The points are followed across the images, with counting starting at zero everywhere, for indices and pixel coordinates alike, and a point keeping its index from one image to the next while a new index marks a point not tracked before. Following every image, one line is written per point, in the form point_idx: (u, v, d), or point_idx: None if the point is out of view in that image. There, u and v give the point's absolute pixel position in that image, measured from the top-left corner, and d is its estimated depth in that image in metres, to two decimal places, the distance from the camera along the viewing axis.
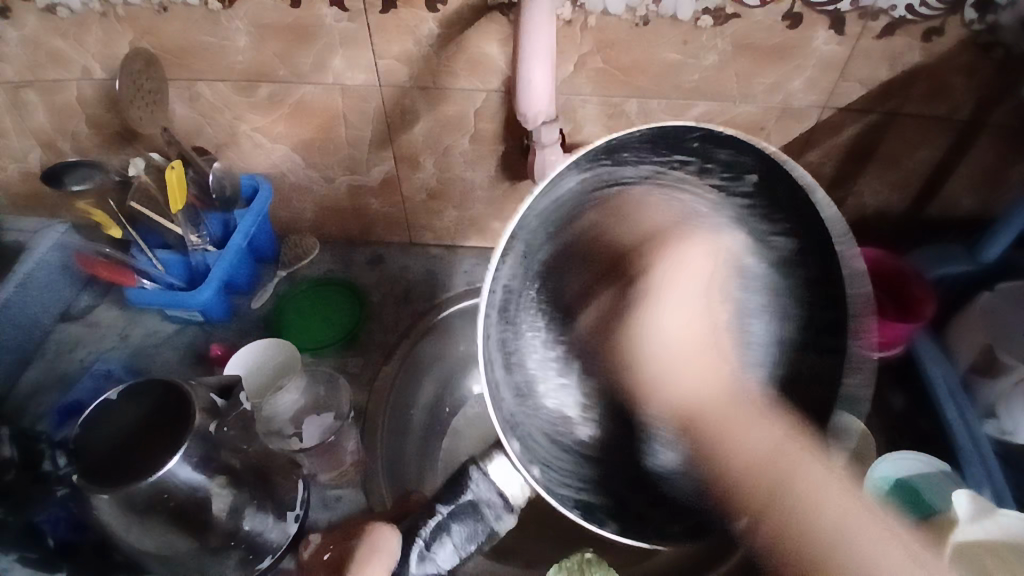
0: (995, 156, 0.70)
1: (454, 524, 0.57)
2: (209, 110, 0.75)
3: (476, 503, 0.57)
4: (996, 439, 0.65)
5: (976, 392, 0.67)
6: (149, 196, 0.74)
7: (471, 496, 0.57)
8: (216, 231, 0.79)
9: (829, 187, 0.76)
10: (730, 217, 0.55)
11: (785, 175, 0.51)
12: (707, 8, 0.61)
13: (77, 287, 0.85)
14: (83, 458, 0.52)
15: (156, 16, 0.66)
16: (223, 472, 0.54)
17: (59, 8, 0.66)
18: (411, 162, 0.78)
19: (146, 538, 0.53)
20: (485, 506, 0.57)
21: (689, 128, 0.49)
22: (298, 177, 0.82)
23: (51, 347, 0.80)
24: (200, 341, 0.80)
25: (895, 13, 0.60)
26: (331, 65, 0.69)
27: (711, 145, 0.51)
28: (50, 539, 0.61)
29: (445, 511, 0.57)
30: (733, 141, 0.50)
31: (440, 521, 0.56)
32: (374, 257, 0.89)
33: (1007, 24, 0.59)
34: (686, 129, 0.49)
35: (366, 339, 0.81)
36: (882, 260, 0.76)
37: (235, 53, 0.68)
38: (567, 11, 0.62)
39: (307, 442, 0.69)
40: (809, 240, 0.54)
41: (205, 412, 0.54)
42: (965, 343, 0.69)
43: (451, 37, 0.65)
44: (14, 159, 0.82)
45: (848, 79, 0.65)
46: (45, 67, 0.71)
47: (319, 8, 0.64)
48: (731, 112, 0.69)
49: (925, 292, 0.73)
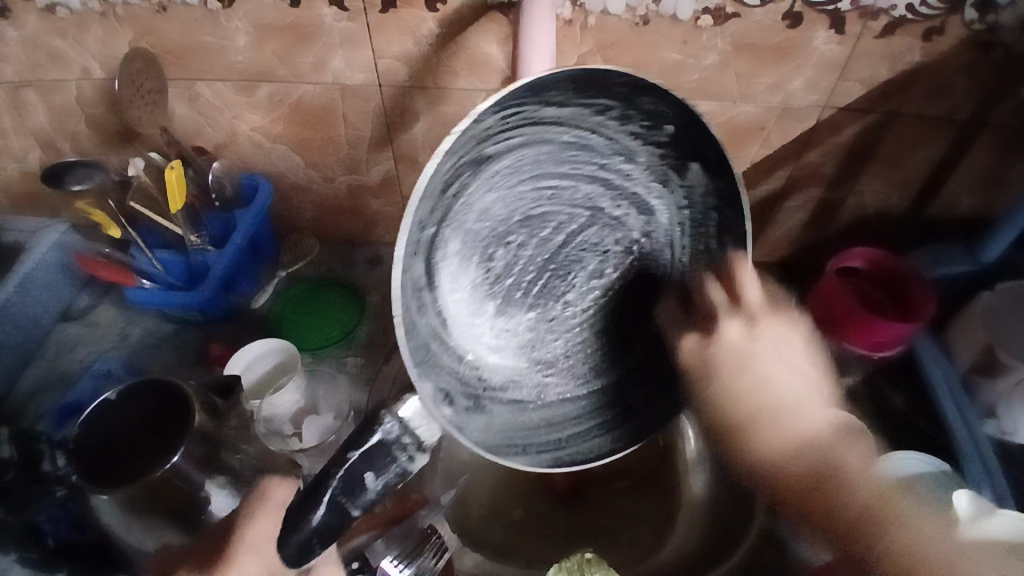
0: (996, 155, 0.69)
1: (367, 470, 0.50)
2: (208, 110, 0.75)
3: (386, 443, 0.51)
4: (996, 439, 0.66)
5: (976, 392, 0.67)
6: (149, 197, 0.75)
7: (381, 434, 0.51)
8: (217, 231, 0.78)
9: (829, 187, 0.76)
10: (641, 165, 0.55)
11: (700, 123, 0.51)
12: (708, 8, 0.61)
13: (76, 287, 0.85)
14: (82, 456, 0.53)
15: (155, 16, 0.66)
16: (223, 472, 0.54)
17: (59, 7, 0.66)
18: (412, 162, 0.78)
19: (146, 538, 0.54)
20: (394, 444, 0.51)
21: (620, 73, 0.46)
22: (298, 177, 0.82)
23: (51, 347, 0.80)
24: (199, 341, 0.80)
25: (895, 13, 0.60)
26: (331, 65, 0.69)
27: (637, 95, 0.48)
28: (50, 540, 0.61)
29: (354, 456, 0.50)
30: (659, 90, 0.48)
31: (351, 467, 0.50)
32: (374, 257, 0.89)
33: (1007, 24, 0.59)
34: (617, 74, 0.46)
35: (365, 338, 0.81)
36: (884, 260, 0.74)
37: (235, 53, 0.68)
38: (567, 11, 0.62)
39: (307, 441, 0.69)
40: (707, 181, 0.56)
41: (205, 411, 0.55)
42: (965, 344, 0.69)
43: (450, 36, 0.65)
44: (14, 159, 0.82)
45: (848, 78, 0.65)
46: (44, 67, 0.71)
47: (319, 7, 0.64)
48: (732, 112, 0.69)
49: (925, 292, 0.71)
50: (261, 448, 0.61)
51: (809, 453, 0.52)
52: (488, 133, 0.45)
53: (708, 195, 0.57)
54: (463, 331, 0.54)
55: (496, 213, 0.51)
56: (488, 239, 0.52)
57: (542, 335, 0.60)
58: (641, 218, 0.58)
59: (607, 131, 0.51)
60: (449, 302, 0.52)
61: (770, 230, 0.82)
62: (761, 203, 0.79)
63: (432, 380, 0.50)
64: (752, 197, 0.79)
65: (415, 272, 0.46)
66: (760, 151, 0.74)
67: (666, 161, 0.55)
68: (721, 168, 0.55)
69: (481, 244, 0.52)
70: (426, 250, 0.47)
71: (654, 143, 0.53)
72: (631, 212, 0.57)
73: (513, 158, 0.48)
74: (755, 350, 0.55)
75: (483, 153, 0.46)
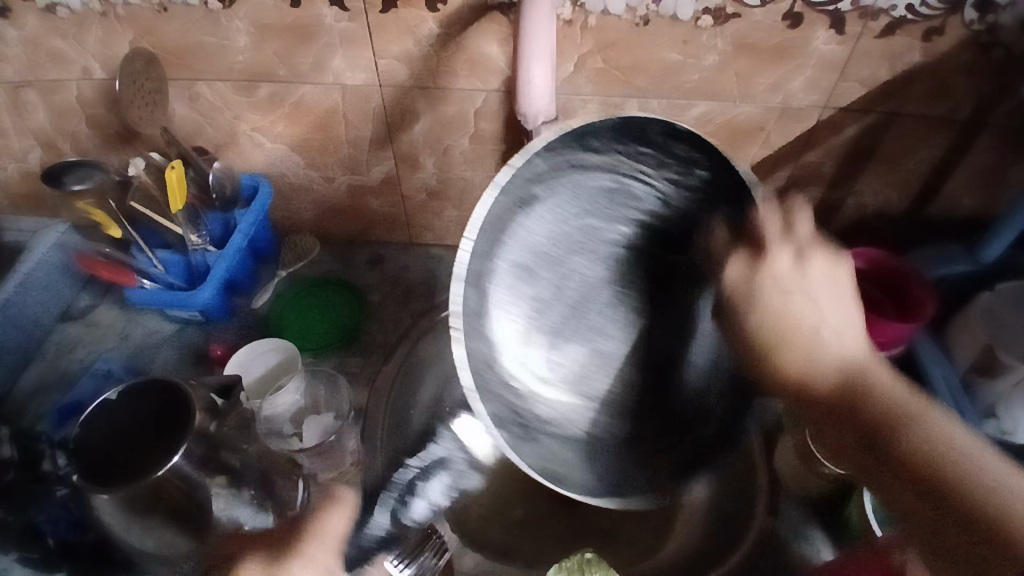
0: (996, 155, 0.69)
1: (416, 496, 0.65)
2: (209, 110, 0.75)
3: (444, 459, 0.69)
4: (995, 439, 0.66)
5: (975, 392, 0.67)
6: (148, 196, 0.75)
7: (440, 453, 0.69)
8: (216, 232, 0.79)
9: (829, 188, 0.76)
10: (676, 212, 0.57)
11: (737, 173, 0.54)
12: (707, 8, 0.61)
13: (76, 287, 0.85)
14: (83, 456, 0.52)
15: (155, 16, 0.66)
16: (223, 472, 0.55)
17: (59, 8, 0.66)
18: (412, 162, 0.78)
19: (146, 537, 0.54)
20: (450, 462, 0.69)
21: (653, 121, 0.52)
22: (298, 177, 0.82)
23: (51, 347, 0.80)
24: (199, 340, 0.80)
25: (895, 13, 0.60)
26: (331, 65, 0.69)
27: (674, 141, 0.53)
28: (50, 540, 0.60)
29: (416, 463, 0.67)
30: (692, 137, 0.53)
31: (414, 472, 0.66)
32: (374, 257, 0.89)
33: (1007, 24, 0.59)
34: (650, 121, 0.52)
35: (366, 338, 0.81)
36: (884, 260, 0.74)
37: (235, 53, 0.68)
38: (567, 11, 0.62)
39: (308, 441, 0.69)
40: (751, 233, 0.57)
41: (205, 412, 0.55)
42: (964, 344, 0.69)
43: (451, 37, 0.65)
44: (14, 159, 0.82)
45: (847, 79, 0.65)
46: (45, 67, 0.71)
47: (319, 8, 0.64)
48: (731, 112, 0.70)
49: (925, 291, 0.71)
50: (261, 448, 0.61)
51: (840, 376, 0.48)
52: (538, 175, 0.50)
53: None
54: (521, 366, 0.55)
55: (547, 253, 0.54)
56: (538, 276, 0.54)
57: (587, 372, 0.59)
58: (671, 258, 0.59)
59: (641, 178, 0.55)
60: (506, 325, 0.53)
61: None
62: None
63: (492, 403, 0.52)
64: None
65: (473, 300, 0.50)
66: (760, 151, 0.74)
67: (706, 208, 0.56)
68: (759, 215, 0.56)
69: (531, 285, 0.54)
70: (478, 281, 0.50)
71: (688, 189, 0.56)
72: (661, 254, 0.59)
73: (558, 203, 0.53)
74: (808, 279, 0.51)
75: (534, 194, 0.51)
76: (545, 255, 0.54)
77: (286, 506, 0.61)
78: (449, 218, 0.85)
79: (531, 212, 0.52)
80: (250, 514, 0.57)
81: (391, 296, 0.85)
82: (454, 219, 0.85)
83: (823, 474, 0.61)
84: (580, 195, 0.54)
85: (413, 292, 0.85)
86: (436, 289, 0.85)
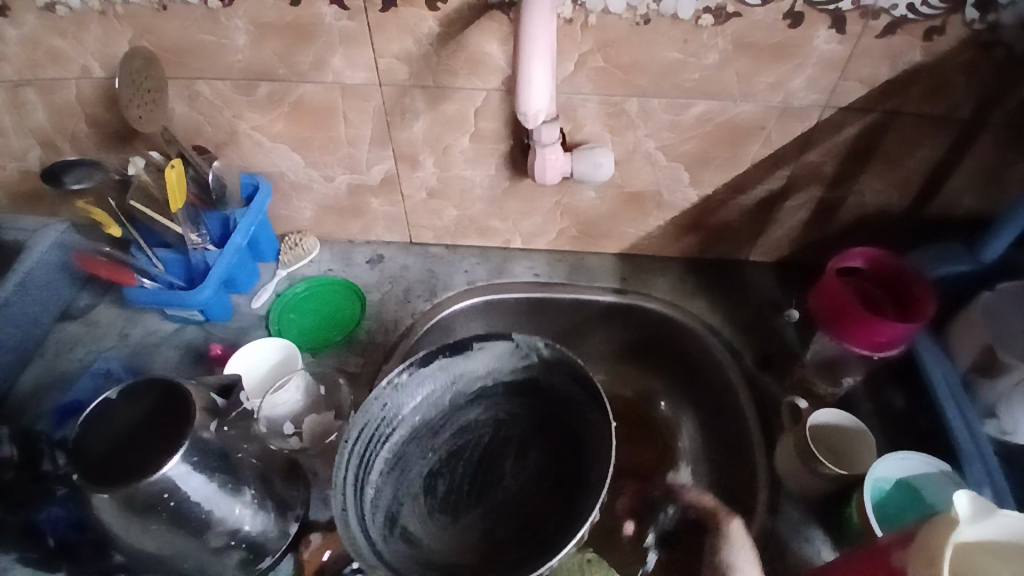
0: (996, 156, 0.70)
1: None
2: (208, 109, 0.75)
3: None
4: (996, 439, 0.67)
5: (976, 392, 0.68)
6: (148, 195, 0.73)
7: None
8: (217, 231, 0.79)
9: (830, 187, 0.76)
10: (384, 469, 0.67)
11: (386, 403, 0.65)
12: (708, 7, 0.61)
13: (76, 286, 0.84)
14: (80, 459, 0.52)
15: (155, 15, 0.66)
16: (222, 472, 0.55)
17: (58, 6, 0.66)
18: (411, 161, 0.78)
19: (147, 538, 0.53)
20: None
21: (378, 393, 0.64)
22: (297, 176, 0.82)
23: (52, 346, 0.80)
24: (199, 340, 0.80)
25: (896, 13, 0.59)
26: (331, 64, 0.69)
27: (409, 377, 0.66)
28: (50, 539, 0.61)
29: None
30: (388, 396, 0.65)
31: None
32: (374, 257, 0.89)
33: (1008, 23, 0.59)
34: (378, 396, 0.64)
35: (365, 337, 0.80)
36: (883, 260, 0.73)
37: (235, 52, 0.68)
38: (568, 10, 0.62)
39: (307, 442, 0.70)
40: (493, 451, 0.72)
41: (205, 412, 0.55)
42: (966, 343, 0.70)
43: (450, 35, 0.65)
44: (13, 158, 0.82)
45: (848, 78, 0.65)
46: (44, 66, 0.71)
47: (319, 7, 0.64)
48: (731, 111, 0.69)
49: (926, 292, 0.71)
50: (261, 449, 0.61)
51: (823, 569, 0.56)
52: (372, 415, 0.64)
53: (446, 440, 0.71)
54: (418, 530, 0.67)
55: (409, 453, 0.69)
56: (415, 467, 0.69)
57: (453, 531, 0.68)
58: (415, 447, 0.70)
59: (391, 431, 0.67)
60: (466, 525, 0.68)
61: (770, 230, 0.83)
62: (761, 202, 0.79)
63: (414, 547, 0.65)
64: (752, 196, 0.78)
65: (401, 496, 0.68)
66: (760, 151, 0.73)
67: (432, 428, 0.71)
68: (480, 440, 0.72)
69: (435, 473, 0.70)
70: (383, 478, 0.67)
71: (421, 433, 0.70)
72: (432, 461, 0.70)
73: (394, 436, 0.68)
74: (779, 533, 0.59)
75: (371, 429, 0.65)
76: (403, 463, 0.69)
77: (288, 511, 0.62)
78: (449, 218, 0.85)
79: (390, 453, 0.68)
80: (270, 524, 0.60)
81: (390, 295, 0.84)
82: (454, 218, 0.85)
83: (822, 473, 0.64)
84: (399, 453, 0.69)
85: (413, 291, 0.85)
86: (435, 288, 0.85)
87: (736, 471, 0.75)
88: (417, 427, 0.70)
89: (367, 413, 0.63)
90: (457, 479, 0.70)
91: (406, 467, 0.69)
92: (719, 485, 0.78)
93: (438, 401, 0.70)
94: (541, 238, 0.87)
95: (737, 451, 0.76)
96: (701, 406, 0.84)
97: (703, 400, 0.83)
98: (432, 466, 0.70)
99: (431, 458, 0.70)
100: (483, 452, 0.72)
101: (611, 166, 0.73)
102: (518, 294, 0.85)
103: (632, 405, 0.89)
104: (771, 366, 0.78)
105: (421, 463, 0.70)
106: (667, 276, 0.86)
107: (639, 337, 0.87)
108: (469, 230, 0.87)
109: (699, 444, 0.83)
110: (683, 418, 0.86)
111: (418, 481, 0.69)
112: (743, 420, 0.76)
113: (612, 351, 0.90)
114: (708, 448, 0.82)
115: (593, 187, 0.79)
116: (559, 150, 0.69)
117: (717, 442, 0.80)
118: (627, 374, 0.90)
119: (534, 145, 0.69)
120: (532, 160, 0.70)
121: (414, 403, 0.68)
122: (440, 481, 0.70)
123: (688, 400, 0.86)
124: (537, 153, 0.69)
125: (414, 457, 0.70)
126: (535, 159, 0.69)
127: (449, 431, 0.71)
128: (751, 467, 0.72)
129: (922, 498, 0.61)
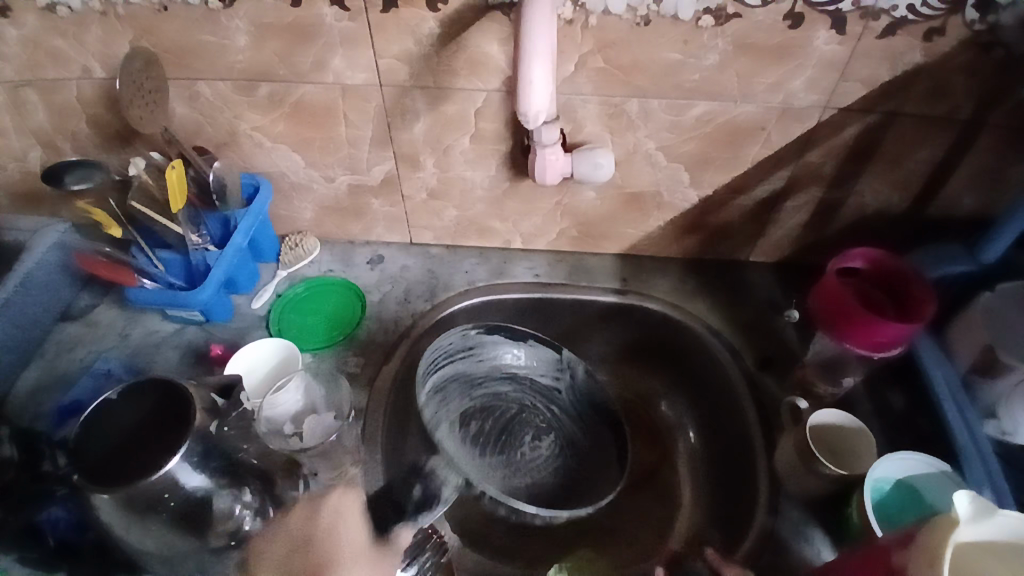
0: (996, 156, 0.70)
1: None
2: (208, 109, 0.75)
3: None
4: (996, 439, 0.66)
5: (976, 392, 0.69)
6: (148, 195, 0.74)
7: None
8: (217, 232, 0.79)
9: (829, 188, 0.76)
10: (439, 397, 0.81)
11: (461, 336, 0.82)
12: (708, 8, 0.61)
13: (76, 287, 0.85)
14: (81, 460, 0.52)
15: (156, 16, 0.66)
16: (222, 472, 0.55)
17: (59, 7, 0.66)
18: (412, 162, 0.78)
19: (147, 538, 0.53)
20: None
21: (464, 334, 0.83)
22: (297, 176, 0.82)
23: (52, 346, 0.80)
24: (199, 340, 0.80)
25: (896, 14, 0.60)
26: (331, 65, 0.69)
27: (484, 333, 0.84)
28: (50, 539, 0.61)
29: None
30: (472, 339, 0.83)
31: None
32: (374, 257, 0.89)
33: (1007, 24, 0.59)
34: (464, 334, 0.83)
35: (365, 338, 0.80)
36: (884, 260, 0.73)
37: (235, 53, 0.68)
38: (568, 11, 0.62)
39: (308, 441, 0.69)
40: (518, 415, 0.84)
41: (205, 412, 0.55)
42: (966, 344, 0.70)
43: (450, 36, 0.65)
44: (13, 159, 0.82)
45: (848, 79, 0.65)
46: (45, 66, 0.71)
47: (319, 7, 0.64)
48: (731, 112, 0.69)
49: (927, 292, 0.71)
50: (261, 449, 0.61)
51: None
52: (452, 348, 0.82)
53: (481, 397, 0.84)
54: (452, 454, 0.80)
55: (450, 400, 0.82)
56: (454, 410, 0.82)
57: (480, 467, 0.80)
58: (459, 392, 0.84)
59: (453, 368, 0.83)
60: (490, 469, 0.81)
61: (770, 231, 0.83)
62: (761, 202, 0.79)
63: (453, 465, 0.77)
64: (752, 197, 0.78)
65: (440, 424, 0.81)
66: (760, 152, 0.73)
67: (474, 383, 0.85)
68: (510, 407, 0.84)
69: (466, 422, 0.82)
70: (433, 405, 0.80)
71: (468, 383, 0.84)
72: (468, 411, 0.83)
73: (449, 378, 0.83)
74: None
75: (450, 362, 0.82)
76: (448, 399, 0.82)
77: (288, 511, 0.62)
78: (449, 218, 0.85)
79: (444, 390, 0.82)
80: (269, 524, 0.60)
81: (391, 295, 0.84)
82: (454, 218, 0.85)
83: (823, 474, 0.63)
84: (446, 391, 0.83)
85: (413, 291, 0.85)
86: (435, 288, 0.85)
87: (735, 473, 0.75)
88: (466, 374, 0.84)
89: (445, 343, 0.81)
90: (485, 427, 0.83)
91: (447, 398, 0.82)
92: (717, 486, 0.78)
93: (492, 369, 0.85)
94: (541, 239, 0.87)
95: (737, 453, 0.76)
96: (702, 406, 0.84)
97: (703, 401, 0.84)
98: (470, 409, 0.83)
99: (468, 410, 0.83)
100: (509, 413, 0.84)
101: (611, 167, 0.73)
102: (518, 294, 0.85)
103: (633, 405, 0.89)
104: (771, 367, 0.78)
105: (454, 411, 0.82)
106: (668, 277, 0.86)
107: (640, 338, 0.87)
108: (470, 230, 0.87)
109: (699, 445, 0.83)
110: (683, 418, 0.86)
111: (453, 421, 0.82)
112: (743, 421, 0.75)
113: (613, 352, 0.90)
114: (707, 448, 0.82)
115: (593, 188, 0.79)
116: (559, 150, 0.69)
117: (718, 442, 0.80)
118: (626, 373, 0.91)
119: (534, 145, 0.69)
120: (532, 161, 0.70)
121: (483, 364, 0.85)
122: (473, 424, 0.82)
123: (688, 400, 0.86)
124: (538, 153, 0.69)
125: (454, 399, 0.83)
126: (535, 160, 0.69)
127: (483, 390, 0.85)
128: (751, 468, 0.72)
129: (922, 498, 0.61)
